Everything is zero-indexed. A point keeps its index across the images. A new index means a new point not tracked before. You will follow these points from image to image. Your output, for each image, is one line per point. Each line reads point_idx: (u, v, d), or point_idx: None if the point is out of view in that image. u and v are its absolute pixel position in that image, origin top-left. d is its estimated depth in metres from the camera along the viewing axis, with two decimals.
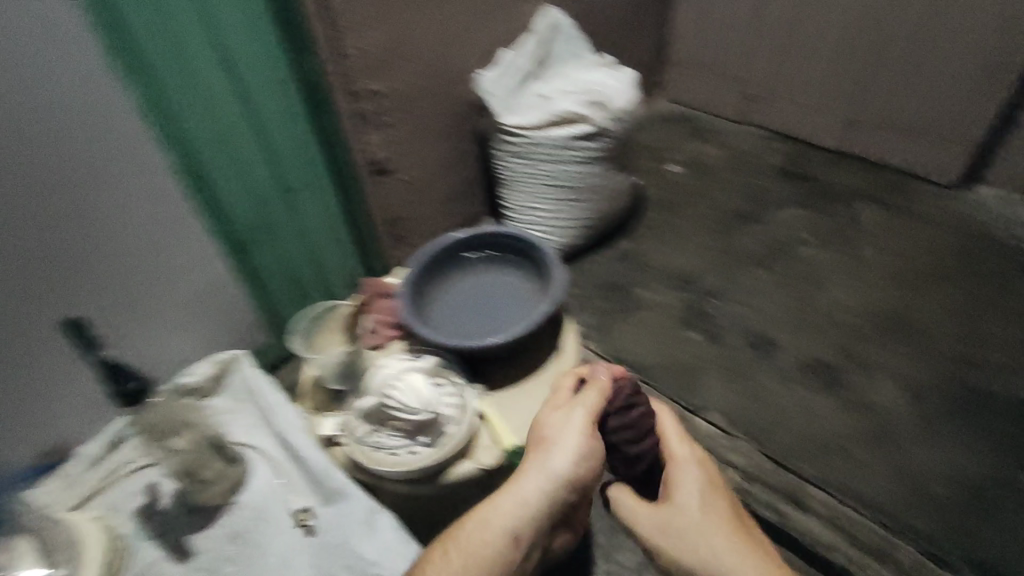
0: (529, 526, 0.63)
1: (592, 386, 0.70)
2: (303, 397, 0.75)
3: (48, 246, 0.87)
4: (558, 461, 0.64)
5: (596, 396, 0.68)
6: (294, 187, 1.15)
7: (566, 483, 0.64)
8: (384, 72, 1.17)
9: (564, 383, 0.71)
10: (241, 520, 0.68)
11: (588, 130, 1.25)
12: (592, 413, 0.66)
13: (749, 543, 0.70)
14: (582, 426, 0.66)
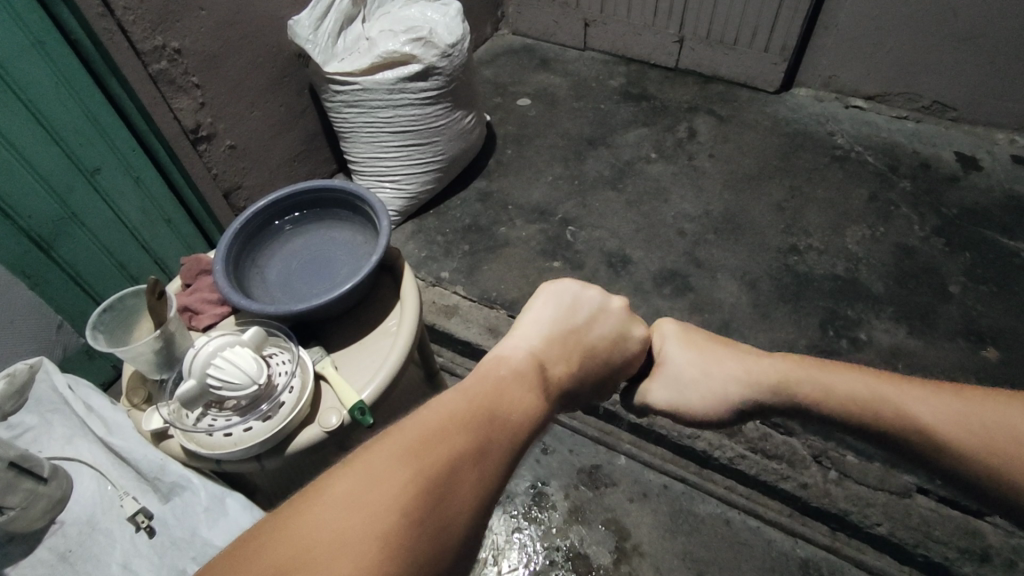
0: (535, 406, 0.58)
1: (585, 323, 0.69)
2: (126, 395, 0.68)
3: None
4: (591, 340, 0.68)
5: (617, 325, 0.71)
6: (96, 165, 1.01)
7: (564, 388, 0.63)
8: (175, 25, 1.05)
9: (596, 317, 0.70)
10: (66, 539, 0.62)
11: (418, 70, 1.19)
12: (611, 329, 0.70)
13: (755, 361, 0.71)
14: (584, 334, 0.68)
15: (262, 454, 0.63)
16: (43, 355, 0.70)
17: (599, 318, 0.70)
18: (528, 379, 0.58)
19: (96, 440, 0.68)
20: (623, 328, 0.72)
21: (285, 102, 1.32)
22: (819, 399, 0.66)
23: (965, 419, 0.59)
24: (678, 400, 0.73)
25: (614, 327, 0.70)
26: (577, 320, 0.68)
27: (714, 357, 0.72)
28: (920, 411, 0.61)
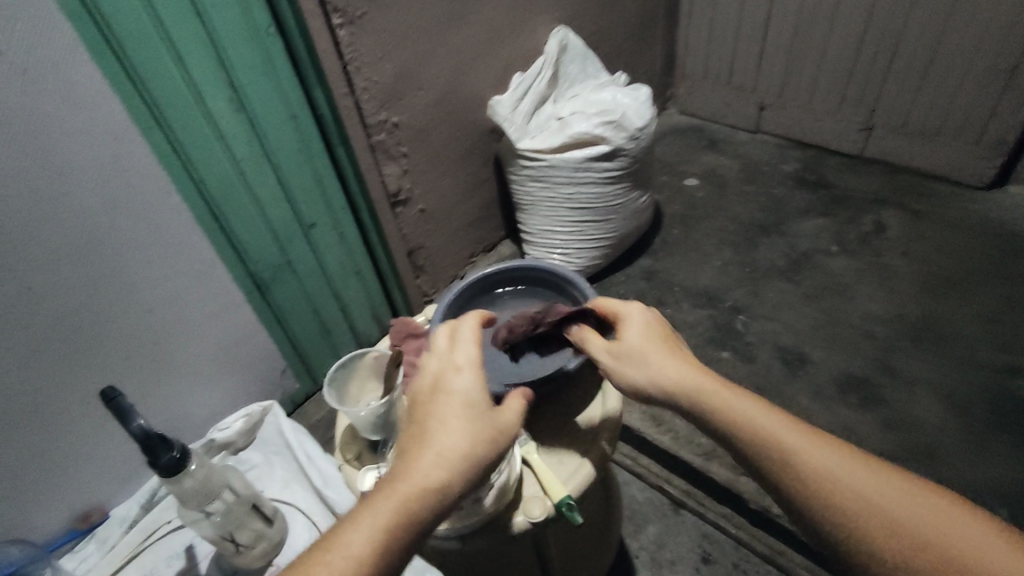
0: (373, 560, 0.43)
1: (454, 353, 0.56)
2: (339, 451, 0.72)
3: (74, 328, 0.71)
4: (462, 385, 0.53)
5: (472, 335, 0.57)
6: (314, 222, 1.14)
7: (446, 491, 0.47)
8: (398, 102, 1.17)
9: (441, 345, 0.57)
10: None
11: (605, 150, 1.23)
12: (475, 361, 0.55)
13: (700, 370, 0.56)
14: (460, 386, 0.53)
15: (467, 534, 0.63)
16: (273, 400, 0.77)
17: (454, 379, 0.53)
18: (370, 523, 0.44)
19: (311, 488, 0.72)
20: (464, 361, 0.55)
21: (471, 171, 1.41)
22: (753, 441, 0.50)
23: (865, 493, 0.46)
24: (615, 364, 0.59)
25: (470, 387, 0.53)
26: (434, 401, 0.52)
27: (642, 336, 0.59)
28: (836, 480, 0.47)
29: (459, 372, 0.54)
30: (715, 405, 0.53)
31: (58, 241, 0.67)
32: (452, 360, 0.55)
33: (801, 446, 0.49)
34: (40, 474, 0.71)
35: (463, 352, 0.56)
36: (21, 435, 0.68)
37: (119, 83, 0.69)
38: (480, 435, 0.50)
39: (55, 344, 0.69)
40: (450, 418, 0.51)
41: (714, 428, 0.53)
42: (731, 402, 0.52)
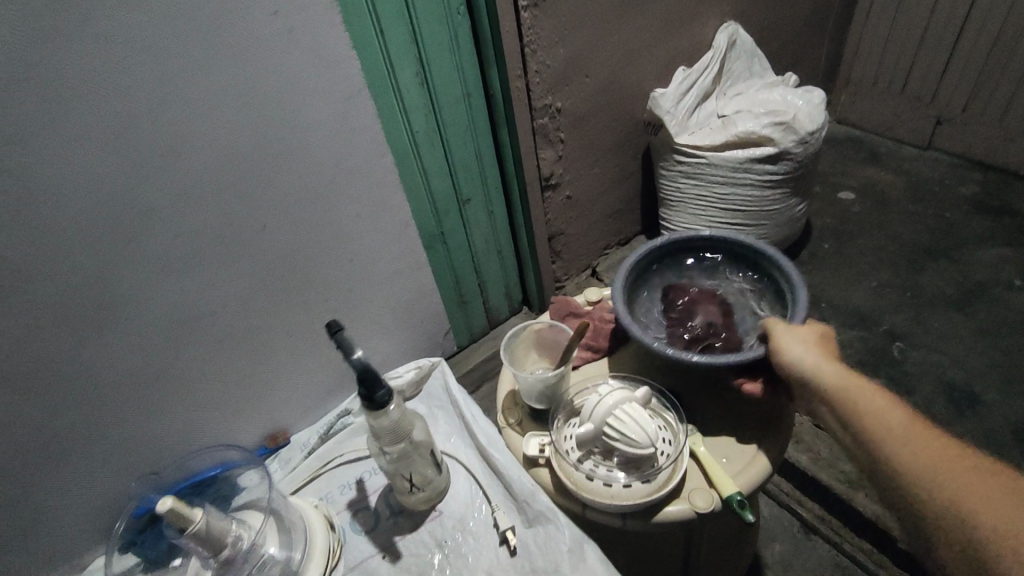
0: None
1: None
2: (501, 412, 0.76)
3: (291, 268, 0.77)
4: None
5: None
6: (471, 198, 1.19)
7: None
8: (564, 88, 1.20)
9: None
10: (443, 528, 0.69)
11: (771, 152, 1.19)
12: None
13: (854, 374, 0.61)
14: None
15: (629, 514, 0.63)
16: (442, 358, 0.82)
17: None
18: None
19: (472, 447, 0.75)
20: None
21: (617, 163, 1.42)
22: (883, 437, 0.57)
23: (970, 491, 0.52)
24: (788, 341, 0.63)
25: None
26: None
27: (810, 339, 0.64)
28: (949, 480, 0.53)
29: None
30: (859, 403, 0.59)
31: (293, 188, 0.72)
32: None
33: (923, 448, 0.55)
34: (242, 385, 0.80)
35: None
36: (237, 355, 0.77)
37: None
38: None
39: (277, 279, 0.76)
40: None
41: (848, 421, 0.59)
42: (875, 406, 0.58)
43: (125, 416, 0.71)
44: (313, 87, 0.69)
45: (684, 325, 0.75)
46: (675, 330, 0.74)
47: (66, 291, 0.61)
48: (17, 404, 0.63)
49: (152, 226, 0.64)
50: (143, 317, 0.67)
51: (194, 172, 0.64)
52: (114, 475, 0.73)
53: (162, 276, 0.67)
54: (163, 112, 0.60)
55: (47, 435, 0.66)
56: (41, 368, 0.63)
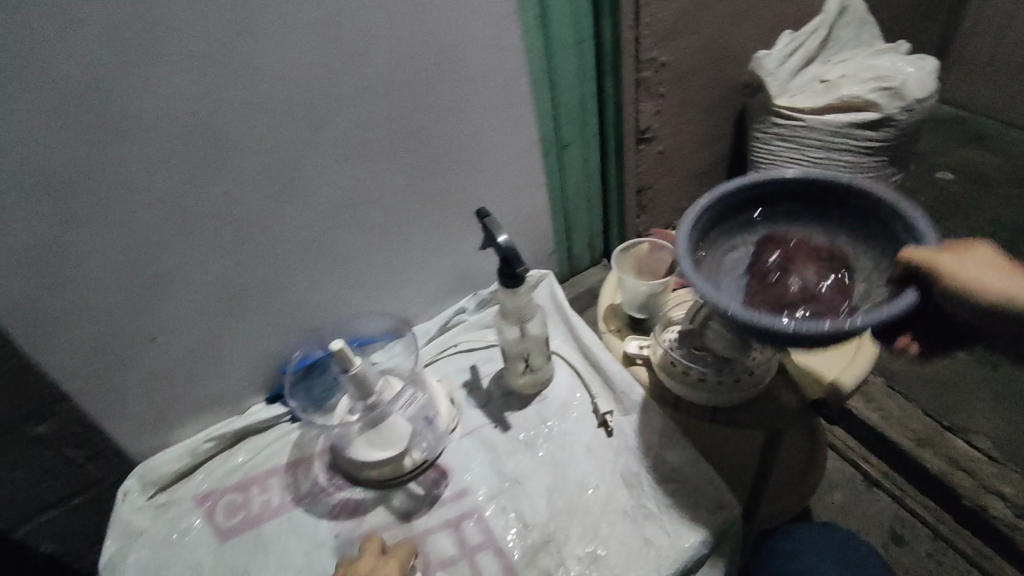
0: None
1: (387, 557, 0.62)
2: (601, 321, 0.86)
3: (444, 177, 0.81)
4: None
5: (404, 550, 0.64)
6: (570, 143, 1.27)
7: None
8: (672, 43, 1.25)
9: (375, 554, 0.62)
10: (547, 409, 0.78)
11: (871, 118, 1.22)
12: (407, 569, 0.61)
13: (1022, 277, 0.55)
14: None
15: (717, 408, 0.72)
16: (551, 271, 0.89)
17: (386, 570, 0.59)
18: None
19: (574, 344, 0.84)
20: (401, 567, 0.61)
21: (711, 123, 1.46)
22: None
23: None
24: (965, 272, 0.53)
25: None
26: None
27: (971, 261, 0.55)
28: None
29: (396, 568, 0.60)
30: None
31: (463, 100, 0.77)
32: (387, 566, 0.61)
33: None
34: (380, 263, 0.83)
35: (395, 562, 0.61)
36: (380, 244, 0.81)
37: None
38: None
39: (428, 184, 0.80)
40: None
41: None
42: None
43: (288, 291, 0.78)
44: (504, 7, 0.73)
45: (782, 286, 0.65)
46: (771, 289, 0.65)
47: (260, 173, 0.67)
48: (207, 270, 0.71)
49: (340, 118, 0.68)
50: (322, 205, 0.73)
51: (385, 66, 0.68)
52: (270, 340, 0.81)
53: (341, 174, 0.72)
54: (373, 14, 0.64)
55: (226, 296, 0.74)
56: (235, 240, 0.70)
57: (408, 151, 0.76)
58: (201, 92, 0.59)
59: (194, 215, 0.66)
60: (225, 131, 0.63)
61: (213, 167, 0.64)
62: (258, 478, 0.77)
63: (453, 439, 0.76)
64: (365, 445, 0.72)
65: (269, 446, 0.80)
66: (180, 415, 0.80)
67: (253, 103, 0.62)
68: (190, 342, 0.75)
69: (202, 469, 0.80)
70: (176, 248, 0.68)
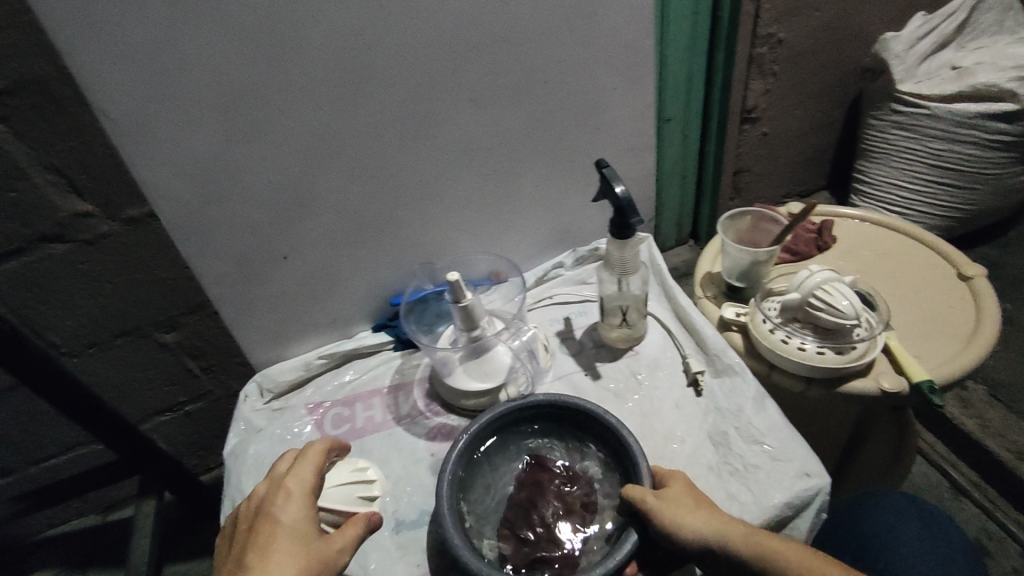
0: None
1: (278, 485, 0.62)
2: (697, 287, 0.87)
3: (560, 133, 0.84)
4: (284, 511, 0.59)
5: (303, 470, 0.63)
6: (676, 117, 1.25)
7: (296, 539, 0.57)
8: (792, 20, 1.21)
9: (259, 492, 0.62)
10: (638, 363, 0.80)
11: (1008, 110, 1.15)
12: (303, 486, 0.61)
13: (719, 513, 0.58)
14: (291, 502, 0.60)
15: (816, 379, 0.71)
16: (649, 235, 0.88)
17: (280, 507, 0.59)
18: None
19: (669, 307, 0.85)
20: (295, 486, 0.61)
21: (823, 108, 1.41)
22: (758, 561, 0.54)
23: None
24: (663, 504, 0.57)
25: (297, 515, 0.59)
26: (253, 537, 0.58)
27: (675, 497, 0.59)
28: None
29: (290, 496, 0.60)
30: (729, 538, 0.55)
31: (588, 58, 0.79)
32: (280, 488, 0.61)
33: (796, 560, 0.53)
34: (489, 214, 0.87)
35: (288, 488, 0.61)
36: (493, 194, 0.86)
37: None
38: (312, 530, 0.59)
39: (545, 138, 0.84)
40: (289, 520, 0.58)
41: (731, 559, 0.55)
42: (745, 533, 0.56)
43: (405, 224, 0.84)
44: None
45: (527, 522, 0.63)
46: (513, 524, 0.63)
47: (397, 111, 0.73)
48: (339, 198, 0.78)
49: (475, 65, 0.73)
50: (448, 148, 0.79)
51: (519, 21, 0.72)
52: (381, 274, 0.88)
53: (467, 119, 0.77)
54: None
55: (351, 225, 0.81)
56: (366, 171, 0.77)
57: (535, 106, 0.80)
58: (361, 28, 0.65)
59: (335, 143, 0.73)
60: (372, 67, 0.68)
61: (358, 101, 0.70)
62: (363, 396, 0.84)
63: (546, 381, 0.80)
64: (464, 373, 0.77)
65: (374, 370, 0.87)
66: (299, 333, 0.89)
67: (401, 44, 0.68)
68: (316, 264, 0.83)
69: (312, 383, 0.87)
70: (316, 175, 0.74)
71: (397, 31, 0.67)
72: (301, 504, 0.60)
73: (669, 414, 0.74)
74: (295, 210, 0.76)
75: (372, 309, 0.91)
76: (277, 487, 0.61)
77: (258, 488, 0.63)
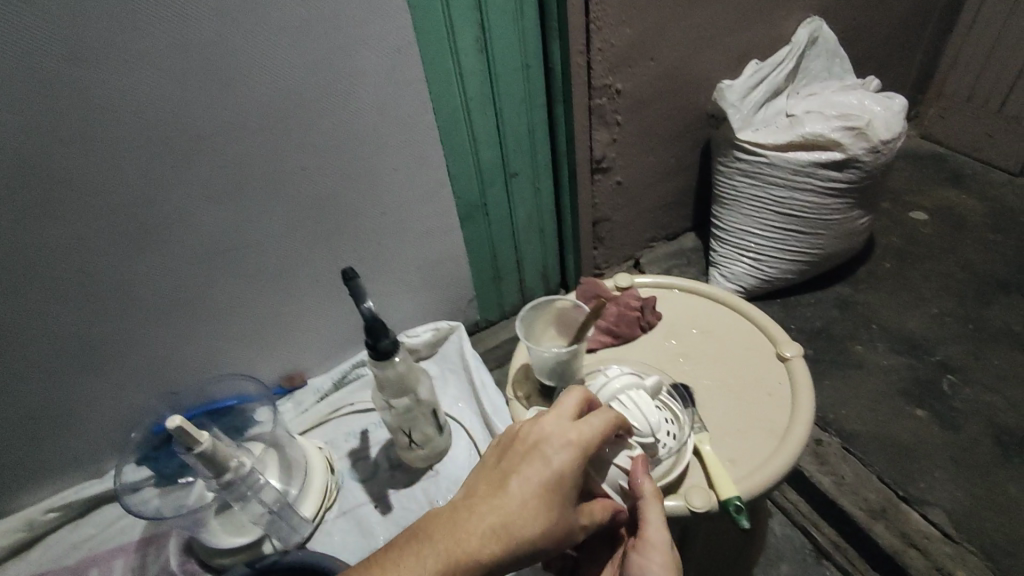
0: (521, 552, 0.45)
1: (570, 423, 0.51)
2: (510, 385, 0.76)
3: (331, 212, 0.74)
4: (559, 455, 0.49)
5: (603, 421, 0.51)
6: None
7: (555, 493, 0.48)
8: (628, 70, 1.15)
9: (552, 413, 0.52)
10: (437, 488, 0.70)
11: (838, 158, 1.13)
12: (591, 447, 0.50)
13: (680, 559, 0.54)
14: (578, 455, 0.49)
15: None
16: (461, 323, 0.85)
17: (558, 446, 0.49)
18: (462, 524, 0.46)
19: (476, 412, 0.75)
20: (585, 443, 0.50)
21: (676, 154, 1.38)
22: None
23: None
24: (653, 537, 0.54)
25: (569, 467, 0.49)
26: (516, 466, 0.48)
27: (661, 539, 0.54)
28: None
29: (580, 445, 0.49)
30: None
31: (348, 134, 0.70)
32: (569, 433, 0.50)
33: None
34: (265, 312, 0.77)
35: (578, 432, 0.50)
36: (262, 288, 0.75)
37: (431, 16, 0.68)
38: (574, 488, 0.49)
39: (313, 223, 0.74)
40: (560, 469, 0.48)
41: None
42: None
43: (154, 335, 0.70)
44: (399, 35, 0.67)
45: None
46: None
47: (111, 209, 0.61)
48: (45, 321, 0.64)
49: (201, 155, 0.62)
50: (192, 246, 0.67)
51: (248, 101, 0.62)
52: (126, 396, 0.73)
53: (212, 215, 0.66)
54: (227, 45, 0.58)
55: (71, 344, 0.66)
56: (84, 281, 0.64)
57: (293, 190, 0.70)
58: (15, 125, 0.53)
59: (28, 254, 0.60)
60: (54, 165, 0.56)
61: (53, 202, 0.58)
62: (103, 556, 0.68)
63: (329, 519, 0.68)
64: (223, 525, 0.65)
65: (126, 517, 0.72)
66: (30, 476, 0.72)
67: (89, 132, 0.56)
68: (36, 394, 0.68)
69: (50, 539, 0.71)
70: (11, 289, 0.61)
71: (85, 123, 0.56)
72: (582, 461, 0.49)
73: None
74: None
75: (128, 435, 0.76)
76: (573, 427, 0.50)
77: (553, 412, 0.52)
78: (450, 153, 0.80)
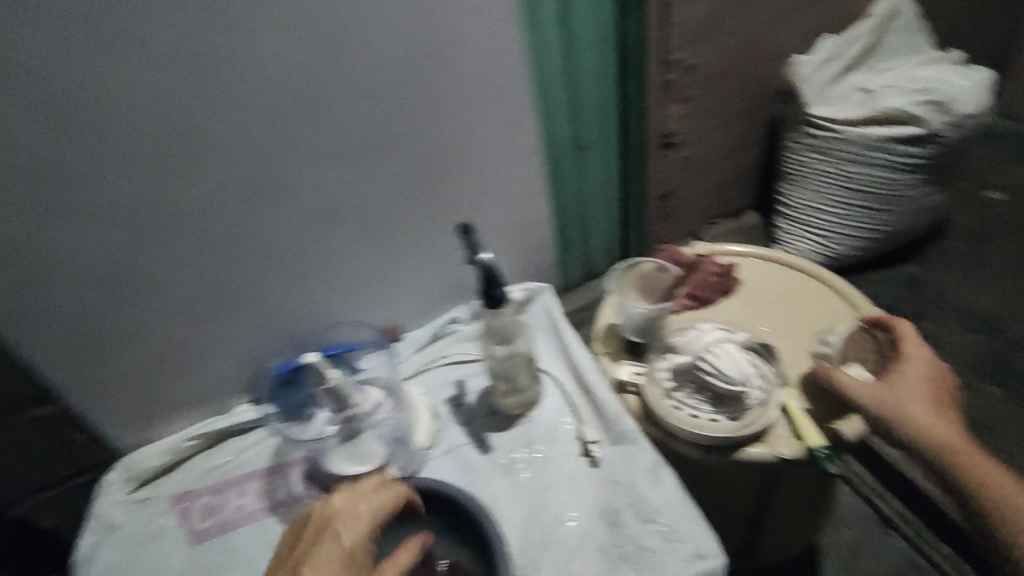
0: None
1: (356, 499, 0.57)
2: (597, 341, 0.82)
3: (435, 178, 0.80)
4: (347, 530, 0.54)
5: (378, 493, 0.58)
6: None
7: (349, 563, 0.52)
8: (703, 45, 1.17)
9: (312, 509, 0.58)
10: (533, 432, 0.74)
11: (914, 133, 1.14)
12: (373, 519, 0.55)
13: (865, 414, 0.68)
14: (366, 525, 0.54)
15: (712, 448, 0.66)
16: (549, 285, 0.87)
17: (346, 523, 0.55)
18: None
19: (566, 364, 0.80)
20: (369, 514, 0.56)
21: (744, 130, 1.39)
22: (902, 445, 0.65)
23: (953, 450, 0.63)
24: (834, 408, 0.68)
25: (356, 539, 0.54)
26: (320, 549, 0.53)
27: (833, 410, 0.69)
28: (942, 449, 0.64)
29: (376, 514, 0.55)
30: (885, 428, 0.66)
31: (456, 105, 0.75)
32: (362, 507, 0.56)
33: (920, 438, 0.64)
34: (372, 270, 0.83)
35: (367, 507, 0.56)
36: (371, 248, 0.81)
37: None
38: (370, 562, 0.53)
39: (418, 188, 0.79)
40: (357, 544, 0.53)
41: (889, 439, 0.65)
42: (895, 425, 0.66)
43: (276, 286, 0.78)
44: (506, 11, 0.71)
45: None
46: None
47: (249, 170, 0.67)
48: (188, 269, 0.71)
49: (327, 122, 0.68)
50: (315, 205, 0.74)
51: (372, 71, 0.67)
52: (251, 342, 0.81)
53: (332, 178, 0.73)
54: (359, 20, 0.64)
55: (205, 291, 0.74)
56: (218, 234, 0.70)
57: (406, 156, 0.76)
58: (181, 91, 0.60)
59: (174, 206, 0.66)
60: (205, 128, 0.63)
61: (199, 160, 0.64)
62: (236, 481, 0.77)
63: (434, 456, 0.74)
64: (343, 456, 0.72)
65: (252, 448, 0.80)
66: (167, 407, 0.82)
67: (235, 98, 0.62)
68: (176, 336, 0.76)
69: (187, 464, 0.80)
70: (155, 238, 0.67)
71: (233, 92, 0.62)
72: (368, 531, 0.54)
73: (562, 486, 0.69)
74: (140, 279, 0.69)
75: (250, 376, 0.84)
76: (346, 503, 0.56)
77: (346, 494, 0.58)
78: (542, 123, 0.85)
